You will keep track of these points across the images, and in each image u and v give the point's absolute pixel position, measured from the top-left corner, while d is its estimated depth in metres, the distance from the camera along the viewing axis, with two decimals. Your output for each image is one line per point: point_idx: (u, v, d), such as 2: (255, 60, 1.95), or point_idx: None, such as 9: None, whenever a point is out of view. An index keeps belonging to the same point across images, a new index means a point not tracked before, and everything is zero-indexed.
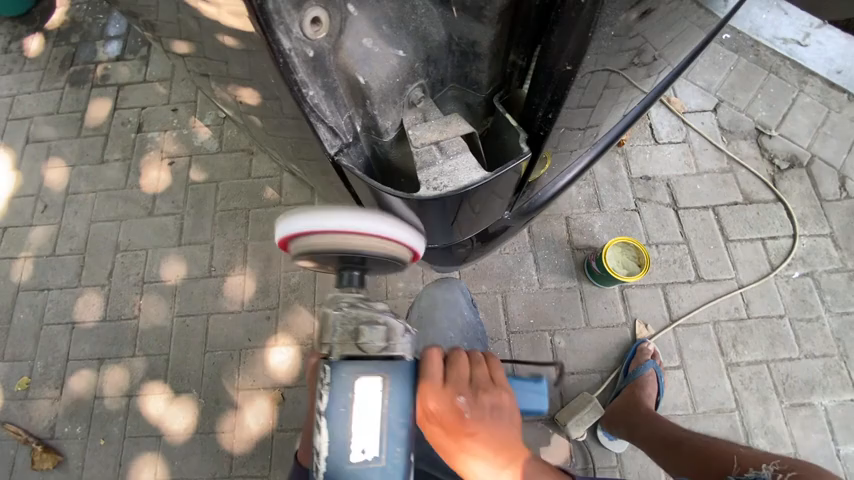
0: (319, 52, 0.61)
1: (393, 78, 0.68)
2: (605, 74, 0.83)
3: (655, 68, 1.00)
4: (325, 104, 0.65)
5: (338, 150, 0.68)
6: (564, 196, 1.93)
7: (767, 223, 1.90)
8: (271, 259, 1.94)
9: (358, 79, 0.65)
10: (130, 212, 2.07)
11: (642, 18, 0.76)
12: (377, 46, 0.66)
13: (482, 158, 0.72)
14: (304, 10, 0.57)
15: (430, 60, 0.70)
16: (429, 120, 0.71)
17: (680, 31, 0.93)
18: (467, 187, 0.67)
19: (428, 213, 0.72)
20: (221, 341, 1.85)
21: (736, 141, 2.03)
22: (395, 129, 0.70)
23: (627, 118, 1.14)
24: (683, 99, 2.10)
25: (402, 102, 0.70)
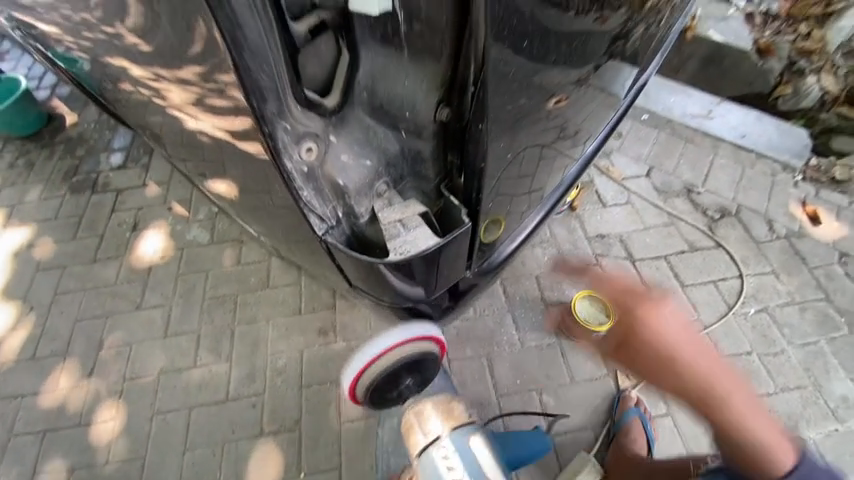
0: (311, 167, 0.81)
1: (363, 179, 0.85)
2: (533, 154, 1.07)
3: (579, 140, 1.27)
4: (315, 200, 0.83)
5: (325, 232, 0.84)
6: (532, 258, 2.12)
7: (715, 266, 2.11)
8: (258, 342, 1.97)
9: (339, 181, 0.83)
10: (118, 307, 2.11)
11: (558, 104, 1.01)
12: (352, 159, 0.84)
13: (435, 228, 0.89)
14: (301, 143, 0.79)
15: (389, 165, 0.87)
16: (394, 204, 0.87)
17: (591, 113, 1.21)
18: (428, 249, 0.84)
19: (399, 275, 0.87)
20: (204, 436, 1.78)
21: (671, 199, 2.35)
22: (369, 212, 0.86)
23: (567, 178, 1.37)
24: (620, 168, 2.46)
25: (372, 193, 0.86)
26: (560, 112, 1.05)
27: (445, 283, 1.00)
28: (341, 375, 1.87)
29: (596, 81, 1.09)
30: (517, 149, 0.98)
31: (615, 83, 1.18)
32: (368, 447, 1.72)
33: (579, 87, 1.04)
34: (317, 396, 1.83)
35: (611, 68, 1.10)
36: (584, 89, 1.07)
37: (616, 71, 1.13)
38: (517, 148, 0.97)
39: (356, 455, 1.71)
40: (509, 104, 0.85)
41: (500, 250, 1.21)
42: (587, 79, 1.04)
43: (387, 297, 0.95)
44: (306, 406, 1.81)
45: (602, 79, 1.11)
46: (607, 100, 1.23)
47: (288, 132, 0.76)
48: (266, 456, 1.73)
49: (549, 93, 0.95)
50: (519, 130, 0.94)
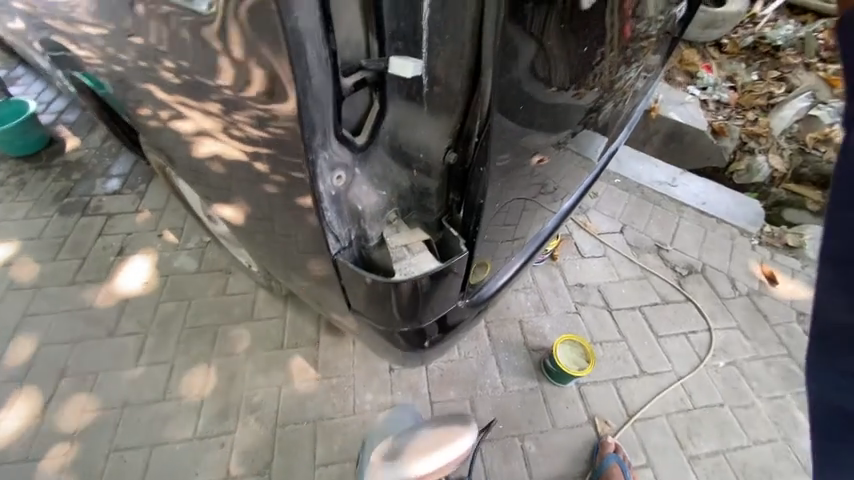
0: (337, 192, 0.90)
1: (377, 207, 0.95)
2: (517, 204, 1.19)
3: (558, 194, 1.42)
4: (336, 222, 0.93)
5: (337, 251, 0.96)
6: (515, 302, 2.20)
7: (685, 320, 2.23)
8: (235, 375, 1.90)
9: (358, 207, 0.93)
10: (91, 333, 2.04)
11: (539, 163, 1.16)
12: (370, 189, 0.93)
13: (436, 253, 1.00)
14: (333, 172, 0.88)
15: (400, 197, 0.96)
16: (401, 231, 0.97)
17: (568, 171, 1.36)
18: (428, 271, 0.94)
19: (398, 296, 0.96)
20: (163, 477, 1.65)
21: (643, 254, 2.53)
22: (378, 236, 0.97)
23: (548, 228, 1.51)
24: (596, 223, 2.66)
25: (383, 221, 0.96)
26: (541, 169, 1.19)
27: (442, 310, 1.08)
28: (319, 414, 1.80)
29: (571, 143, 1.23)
30: (505, 199, 1.10)
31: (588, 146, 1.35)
32: None
33: (556, 151, 1.20)
34: (292, 436, 1.74)
35: (585, 133, 1.26)
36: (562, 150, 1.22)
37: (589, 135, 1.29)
38: (506, 193, 1.09)
39: None
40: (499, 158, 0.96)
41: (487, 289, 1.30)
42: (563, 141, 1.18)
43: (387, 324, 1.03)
44: (279, 446, 1.72)
45: (578, 140, 1.26)
46: (582, 161, 1.39)
47: (328, 161, 0.86)
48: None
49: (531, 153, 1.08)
50: (509, 179, 1.06)
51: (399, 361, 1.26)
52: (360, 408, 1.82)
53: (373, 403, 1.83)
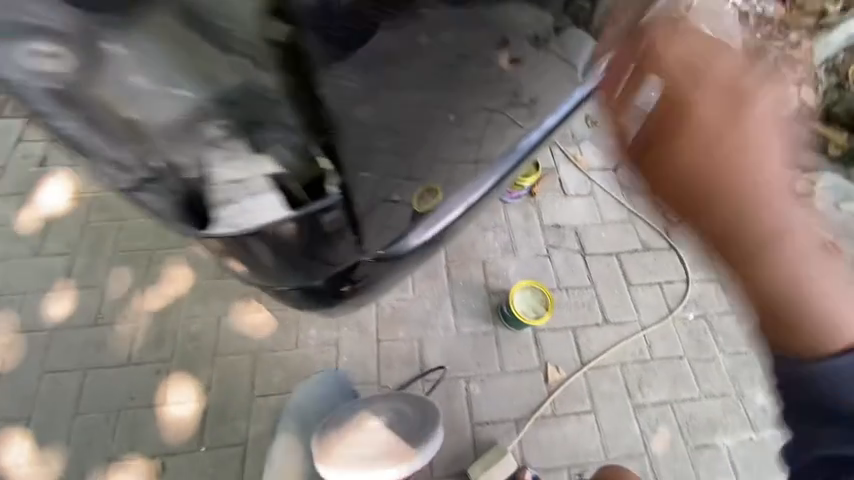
0: (71, 88, 0.61)
1: (170, 118, 0.61)
2: (475, 120, 0.92)
3: (540, 108, 1.12)
4: (106, 142, 0.67)
5: (136, 187, 0.73)
6: (482, 242, 2.01)
7: (662, 269, 2.07)
8: (172, 304, 1.77)
9: (131, 116, 0.61)
10: (15, 251, 1.86)
11: (511, 64, 0.85)
12: (149, 84, 0.59)
13: (292, 197, 0.71)
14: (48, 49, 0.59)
15: (218, 98, 0.59)
16: (232, 159, 0.65)
17: (557, 79, 1.03)
18: (277, 222, 0.74)
19: (246, 245, 0.79)
20: (98, 400, 1.61)
21: (633, 195, 2.27)
22: (196, 167, 0.65)
23: (530, 142, 1.23)
24: (587, 157, 2.34)
25: (198, 140, 0.63)
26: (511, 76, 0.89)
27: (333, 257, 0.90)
28: (260, 348, 1.72)
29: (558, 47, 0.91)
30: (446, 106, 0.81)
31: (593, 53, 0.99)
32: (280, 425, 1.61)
33: (537, 47, 0.87)
34: (230, 367, 1.69)
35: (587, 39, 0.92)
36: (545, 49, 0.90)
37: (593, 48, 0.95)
38: (453, 104, 0.82)
39: (265, 433, 1.60)
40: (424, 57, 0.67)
41: (426, 225, 1.08)
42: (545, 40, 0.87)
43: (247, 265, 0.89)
44: (217, 376, 1.67)
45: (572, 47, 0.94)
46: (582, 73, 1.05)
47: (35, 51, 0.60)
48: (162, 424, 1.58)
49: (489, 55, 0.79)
50: (454, 85, 0.78)
51: (325, 307, 1.14)
52: (303, 343, 1.74)
53: (316, 339, 1.75)
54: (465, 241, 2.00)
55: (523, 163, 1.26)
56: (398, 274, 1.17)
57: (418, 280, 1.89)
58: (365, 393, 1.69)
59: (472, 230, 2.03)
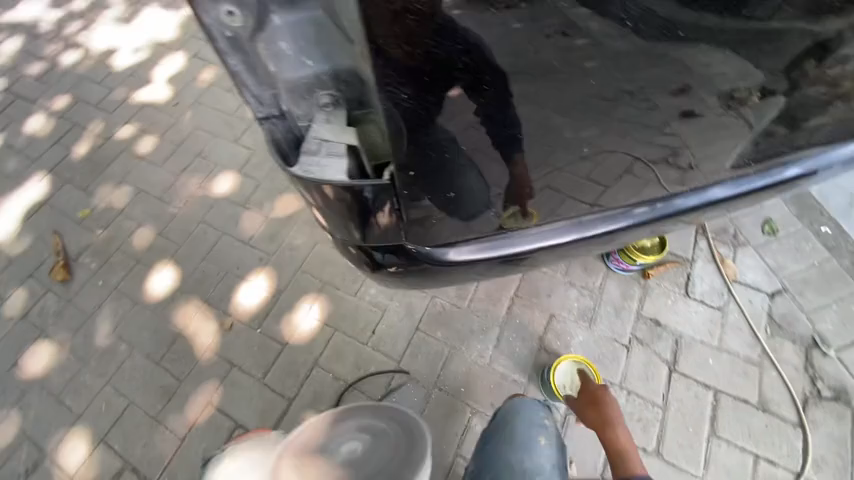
0: (235, 35, 0.65)
1: (301, 79, 0.71)
2: (598, 136, 0.89)
3: (682, 172, 1.07)
4: (247, 75, 0.71)
5: (264, 117, 0.78)
6: (561, 296, 1.86)
7: (768, 441, 1.61)
8: (291, 216, 2.17)
9: (270, 64, 0.69)
10: (222, 132, 2.48)
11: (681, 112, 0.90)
12: (292, 50, 0.67)
13: (359, 172, 0.82)
14: (219, 3, 0.60)
15: (339, 79, 0.71)
16: (331, 123, 0.75)
17: (708, 122, 0.94)
18: (332, 183, 0.80)
19: (313, 190, 0.85)
20: (218, 258, 2.11)
21: (780, 339, 1.77)
22: (305, 120, 0.76)
23: (669, 208, 1.14)
24: (740, 267, 1.91)
25: (310, 100, 0.73)
26: (649, 96, 0.84)
27: (386, 235, 0.95)
28: (329, 281, 1.99)
29: (717, 80, 0.84)
30: (592, 131, 0.88)
31: (759, 97, 0.90)
32: (312, 349, 1.87)
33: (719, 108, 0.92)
34: (302, 284, 2.00)
35: (755, 73, 0.84)
36: (696, 87, 0.85)
37: (758, 88, 0.88)
38: (576, 105, 0.81)
39: (300, 347, 1.88)
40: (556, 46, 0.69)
41: (487, 244, 1.06)
42: (696, 72, 0.81)
43: (328, 225, 0.99)
44: (291, 285, 2.00)
45: (735, 86, 0.87)
46: (742, 118, 0.95)
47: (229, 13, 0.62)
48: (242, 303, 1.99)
49: (630, 72, 0.77)
50: (606, 115, 0.85)
51: (379, 278, 1.15)
52: (360, 295, 1.95)
53: (371, 299, 1.93)
54: (543, 286, 1.89)
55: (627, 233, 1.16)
56: (455, 282, 1.17)
57: (478, 297, 1.88)
58: (384, 367, 1.81)
59: (556, 279, 1.91)
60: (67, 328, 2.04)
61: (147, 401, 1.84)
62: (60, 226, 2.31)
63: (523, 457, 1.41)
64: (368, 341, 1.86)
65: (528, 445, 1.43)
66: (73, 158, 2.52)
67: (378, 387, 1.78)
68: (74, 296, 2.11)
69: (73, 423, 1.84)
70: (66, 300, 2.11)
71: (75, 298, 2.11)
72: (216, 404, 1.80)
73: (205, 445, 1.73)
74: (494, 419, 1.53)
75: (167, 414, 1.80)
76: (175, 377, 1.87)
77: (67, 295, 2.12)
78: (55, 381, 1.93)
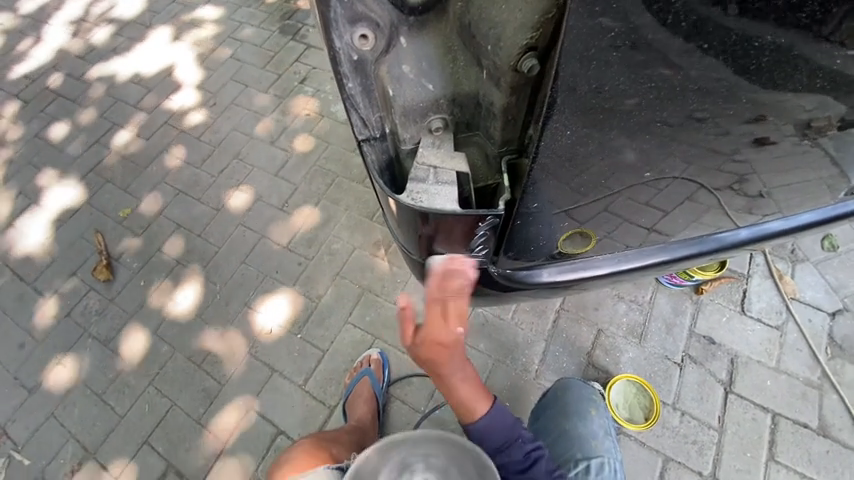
0: (361, 59, 0.79)
1: (418, 103, 0.82)
2: (659, 162, 0.82)
3: (750, 199, 0.98)
4: (360, 98, 0.82)
5: (365, 139, 0.86)
6: (609, 309, 1.80)
7: (831, 469, 1.53)
8: (329, 221, 2.15)
9: (389, 91, 0.81)
10: (259, 133, 2.47)
11: (758, 142, 0.80)
12: (413, 74, 0.81)
13: (464, 198, 0.83)
14: (355, 28, 0.77)
15: (456, 102, 0.83)
16: (441, 148, 0.83)
17: (783, 150, 0.83)
18: (442, 212, 0.77)
19: (401, 216, 0.84)
20: (257, 261, 2.10)
21: (842, 361, 1.68)
22: (412, 143, 0.85)
23: (727, 238, 1.10)
24: (799, 284, 1.81)
25: (422, 124, 0.84)
26: (721, 125, 0.76)
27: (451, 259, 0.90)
28: (369, 288, 1.96)
29: (793, 112, 0.75)
30: (655, 160, 0.81)
31: (840, 127, 0.79)
32: (353, 357, 1.85)
33: (802, 139, 0.81)
34: (341, 291, 1.98)
35: (835, 106, 0.74)
36: (775, 118, 0.75)
37: (841, 118, 0.77)
38: (638, 129, 0.74)
39: (340, 354, 1.86)
40: (622, 62, 0.65)
41: (571, 267, 1.04)
42: (777, 101, 0.72)
43: (402, 247, 0.97)
44: (331, 292, 1.98)
45: (814, 116, 0.76)
46: (819, 148, 0.84)
47: (342, 3, 0.76)
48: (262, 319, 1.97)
49: (700, 100, 0.71)
50: (667, 143, 0.78)
51: None
52: None
53: None
54: (590, 300, 1.83)
55: (704, 258, 1.13)
56: (511, 302, 1.14)
57: (522, 309, 1.83)
58: (426, 378, 1.78)
59: (603, 292, 1.85)
60: (110, 327, 2.07)
61: (189, 403, 1.85)
62: (102, 225, 2.35)
63: (578, 425, 1.49)
64: None
65: (581, 414, 1.50)
66: (114, 158, 2.55)
67: (421, 398, 1.75)
68: (116, 295, 2.14)
69: (116, 422, 1.87)
70: (109, 300, 2.14)
71: (118, 298, 2.14)
72: (257, 409, 1.80)
73: (246, 451, 1.74)
74: (545, 395, 1.60)
75: (210, 418, 1.81)
76: (217, 380, 1.88)
77: (110, 294, 2.15)
78: (99, 380, 1.96)
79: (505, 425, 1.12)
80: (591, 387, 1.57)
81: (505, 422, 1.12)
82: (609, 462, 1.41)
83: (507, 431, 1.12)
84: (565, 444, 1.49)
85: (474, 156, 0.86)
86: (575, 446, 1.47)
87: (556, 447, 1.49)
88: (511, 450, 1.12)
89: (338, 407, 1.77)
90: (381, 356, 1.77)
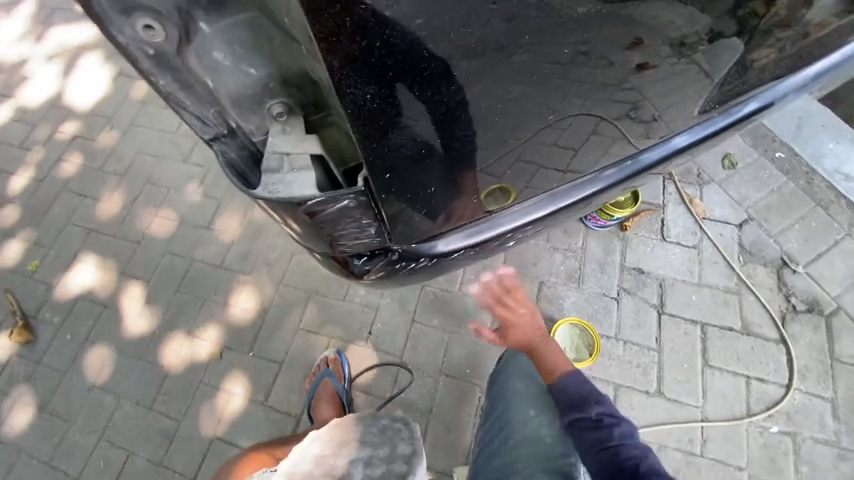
0: (160, 53, 0.60)
1: (244, 91, 0.68)
2: (558, 102, 0.87)
3: (646, 124, 1.07)
4: (183, 94, 0.66)
5: (213, 137, 0.73)
6: (548, 261, 1.89)
7: (757, 362, 1.72)
8: (261, 230, 2.07)
9: (208, 83, 0.66)
10: (169, 153, 2.30)
11: (642, 67, 0.89)
12: (229, 61, 0.65)
13: (330, 176, 0.78)
14: (133, 18, 0.56)
15: (287, 83, 0.69)
16: (289, 132, 0.72)
17: (665, 71, 0.93)
18: (303, 200, 0.74)
19: (276, 209, 0.80)
20: (193, 286, 2.00)
21: (753, 264, 1.87)
22: (261, 134, 0.74)
23: (644, 160, 1.18)
24: (708, 205, 1.98)
25: (262, 112, 0.71)
26: (605, 54, 0.81)
27: (350, 242, 0.90)
28: (315, 290, 1.92)
29: (667, 29, 0.82)
30: (553, 99, 0.86)
31: (711, 40, 0.89)
32: (311, 361, 1.83)
33: (678, 55, 0.90)
34: (287, 298, 1.92)
35: (702, 18, 0.83)
36: (649, 39, 0.83)
37: (709, 31, 0.86)
38: (530, 73, 0.77)
39: (297, 361, 1.83)
40: (503, 16, 0.65)
41: (482, 225, 1.06)
42: (648, 24, 0.79)
43: (299, 240, 0.92)
44: (277, 302, 1.92)
45: (685, 33, 0.85)
46: (695, 63, 0.95)
47: None
48: (211, 348, 1.87)
49: (583, 32, 0.75)
50: (563, 81, 0.83)
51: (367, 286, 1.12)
52: (349, 298, 1.90)
53: (361, 299, 1.89)
54: (529, 256, 1.90)
55: (622, 187, 1.21)
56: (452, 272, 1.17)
57: (467, 277, 1.88)
58: (386, 365, 1.79)
59: (540, 246, 1.93)
60: (42, 390, 1.90)
61: (147, 448, 1.76)
62: (9, 283, 2.12)
63: None
64: (367, 342, 1.83)
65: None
66: (7, 209, 2.28)
67: (386, 386, 1.76)
68: (42, 355, 1.96)
69: None
70: (35, 362, 1.95)
71: (45, 357, 1.96)
72: (222, 436, 1.74)
73: None
74: None
75: (173, 457, 1.73)
76: (172, 417, 1.79)
77: (34, 355, 1.97)
78: (42, 448, 1.81)
79: (583, 387, 1.26)
80: None
81: (586, 383, 1.28)
82: None
83: (583, 391, 1.25)
84: None
85: (337, 137, 0.76)
86: None
87: None
88: (584, 407, 1.22)
89: (304, 414, 1.75)
90: (338, 354, 1.76)
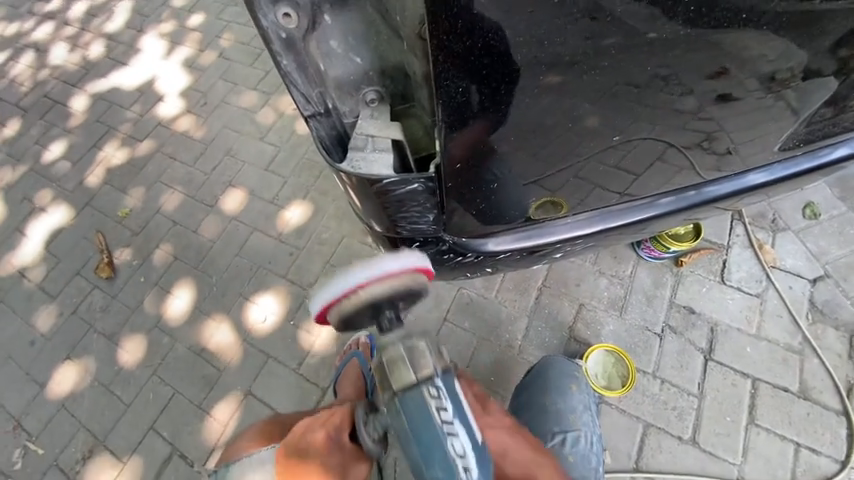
0: (290, 36, 0.70)
1: (347, 77, 0.78)
2: (627, 125, 0.88)
3: (719, 156, 1.03)
4: (297, 74, 0.75)
5: (312, 115, 0.80)
6: (591, 284, 1.85)
7: (812, 431, 1.56)
8: (318, 211, 2.21)
9: (321, 66, 0.76)
10: (248, 131, 2.53)
11: (720, 99, 0.87)
12: (341, 49, 0.75)
13: (404, 161, 0.84)
14: (277, 6, 0.68)
15: (384, 74, 0.79)
16: (377, 117, 0.80)
17: (747, 106, 0.90)
18: (379, 179, 0.80)
19: (354, 187, 0.86)
20: (251, 253, 2.18)
21: (823, 325, 1.70)
22: (353, 117, 0.81)
23: (712, 190, 1.13)
24: (779, 253, 1.83)
25: (358, 97, 0.80)
26: (684, 82, 0.82)
27: (408, 226, 0.95)
28: None
29: (756, 63, 0.81)
30: (625, 119, 0.86)
31: (804, 78, 0.86)
32: (343, 339, 1.92)
33: (767, 90, 0.88)
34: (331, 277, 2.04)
35: (798, 54, 0.81)
36: (735, 70, 0.81)
37: (803, 68, 0.84)
38: (602, 92, 0.79)
39: (330, 338, 1.93)
40: (585, 34, 0.69)
41: (539, 230, 1.08)
42: (738, 54, 0.78)
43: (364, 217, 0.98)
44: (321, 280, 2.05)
45: (778, 68, 0.83)
46: (781, 100, 0.91)
47: None
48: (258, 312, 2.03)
49: (667, 57, 0.76)
50: (638, 103, 0.84)
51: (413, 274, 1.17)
52: None
53: None
54: (572, 275, 1.87)
55: (685, 215, 1.17)
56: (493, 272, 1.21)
57: (505, 287, 1.88)
58: None
59: (585, 268, 1.89)
60: (113, 321, 2.17)
61: (190, 389, 1.94)
62: (102, 225, 2.44)
63: (558, 400, 1.58)
64: None
65: (563, 390, 1.59)
66: (110, 161, 2.63)
67: None
68: (118, 291, 2.23)
69: (123, 410, 1.97)
70: (112, 296, 2.23)
71: (120, 293, 2.23)
72: (255, 393, 1.88)
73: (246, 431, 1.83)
74: (532, 369, 1.68)
75: (210, 403, 1.90)
76: (214, 367, 1.96)
77: (112, 290, 2.25)
78: (105, 371, 2.06)
79: None
80: (574, 364, 1.65)
81: None
82: (585, 434, 1.53)
83: None
84: (546, 416, 1.60)
85: (415, 128, 0.84)
86: (554, 420, 1.58)
87: (535, 417, 1.61)
88: None
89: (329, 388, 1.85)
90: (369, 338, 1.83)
